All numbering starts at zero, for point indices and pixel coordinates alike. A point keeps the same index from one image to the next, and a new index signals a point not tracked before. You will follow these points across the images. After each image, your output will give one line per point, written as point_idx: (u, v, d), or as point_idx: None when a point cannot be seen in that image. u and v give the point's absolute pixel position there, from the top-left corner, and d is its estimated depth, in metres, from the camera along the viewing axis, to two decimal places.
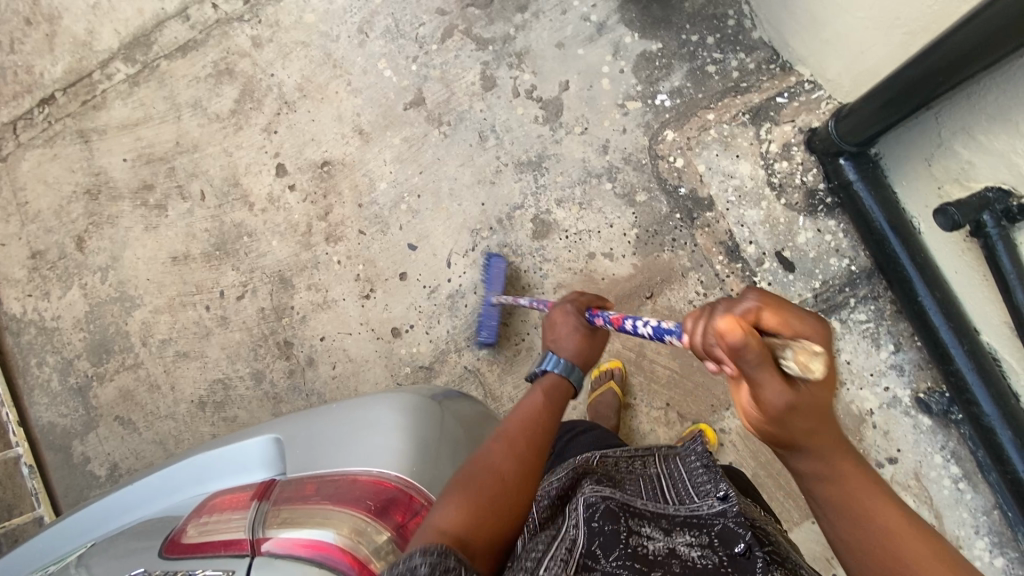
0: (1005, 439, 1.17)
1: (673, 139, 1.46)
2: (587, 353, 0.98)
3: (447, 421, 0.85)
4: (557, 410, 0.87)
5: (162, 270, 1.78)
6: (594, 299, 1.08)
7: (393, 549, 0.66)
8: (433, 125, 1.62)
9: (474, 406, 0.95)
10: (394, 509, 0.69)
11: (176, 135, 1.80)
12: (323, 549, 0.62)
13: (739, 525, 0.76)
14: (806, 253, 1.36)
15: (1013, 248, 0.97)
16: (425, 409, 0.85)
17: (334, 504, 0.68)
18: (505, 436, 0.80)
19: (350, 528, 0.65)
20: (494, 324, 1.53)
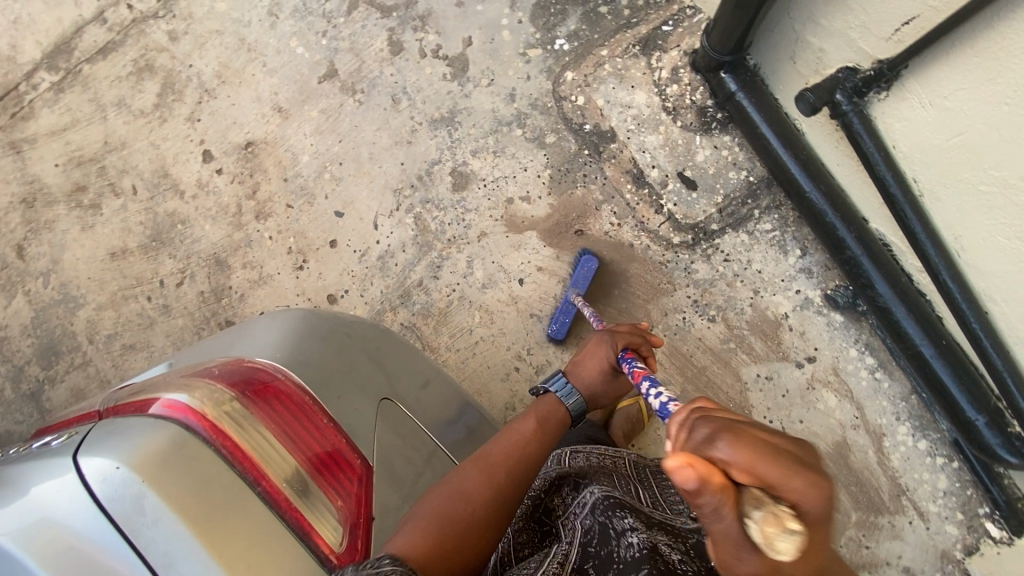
0: (901, 315, 1.22)
1: (572, 80, 1.53)
2: (598, 388, 1.06)
3: (333, 332, 0.91)
4: (547, 442, 0.96)
5: (102, 268, 1.79)
6: (639, 339, 1.08)
7: (247, 416, 0.69)
8: (347, 95, 1.68)
9: (372, 326, 1.02)
10: (253, 384, 0.73)
11: (104, 135, 1.82)
12: (171, 407, 0.65)
13: (717, 538, 0.78)
14: (705, 169, 1.44)
15: (866, 120, 1.05)
16: (314, 322, 0.91)
17: (186, 377, 0.72)
18: (482, 459, 0.87)
19: (203, 392, 0.68)
20: (566, 321, 1.48)
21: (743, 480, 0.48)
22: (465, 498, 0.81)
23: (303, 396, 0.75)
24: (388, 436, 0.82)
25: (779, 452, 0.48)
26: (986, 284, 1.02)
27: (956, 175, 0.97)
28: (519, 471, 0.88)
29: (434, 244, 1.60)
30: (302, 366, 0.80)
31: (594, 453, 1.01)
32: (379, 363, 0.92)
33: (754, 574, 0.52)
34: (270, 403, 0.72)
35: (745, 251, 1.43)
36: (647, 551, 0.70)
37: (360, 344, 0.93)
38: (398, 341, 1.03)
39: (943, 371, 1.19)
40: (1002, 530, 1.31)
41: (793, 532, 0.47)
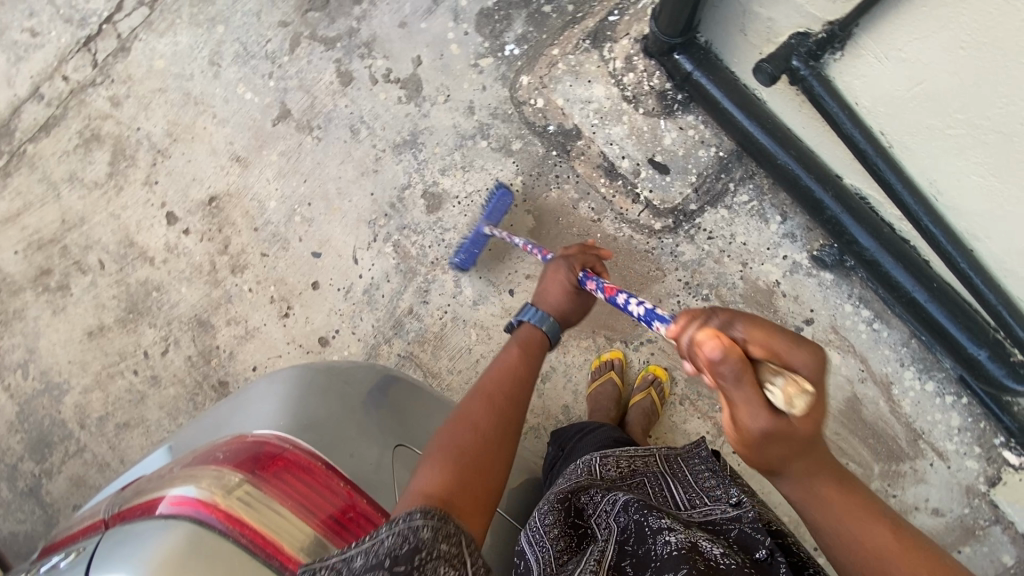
0: (889, 265, 1.23)
1: (529, 83, 1.52)
2: (568, 309, 1.06)
3: (334, 385, 0.88)
4: (534, 362, 0.98)
5: (81, 349, 1.73)
6: (592, 258, 1.10)
7: (258, 494, 0.66)
8: (305, 133, 1.65)
9: (371, 368, 0.99)
10: (260, 460, 0.70)
11: (60, 213, 1.76)
12: (181, 503, 0.63)
13: (758, 532, 0.78)
14: (675, 152, 1.44)
15: (826, 82, 1.05)
16: (312, 378, 0.88)
17: (190, 467, 0.69)
18: (485, 393, 0.89)
19: (210, 480, 0.66)
20: (475, 251, 1.49)
21: (759, 354, 0.60)
22: (472, 425, 0.82)
23: (316, 461, 0.73)
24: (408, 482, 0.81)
25: (784, 331, 0.60)
26: (968, 224, 1.04)
27: (922, 123, 0.97)
28: (515, 393, 0.90)
29: (418, 269, 1.58)
30: (307, 429, 0.78)
31: (622, 457, 0.97)
32: (386, 407, 0.90)
33: (768, 440, 0.62)
34: (281, 476, 0.69)
35: (727, 226, 1.43)
36: (684, 550, 0.73)
37: (362, 391, 0.91)
38: (402, 378, 1.01)
39: (939, 313, 1.20)
40: (1021, 457, 1.33)
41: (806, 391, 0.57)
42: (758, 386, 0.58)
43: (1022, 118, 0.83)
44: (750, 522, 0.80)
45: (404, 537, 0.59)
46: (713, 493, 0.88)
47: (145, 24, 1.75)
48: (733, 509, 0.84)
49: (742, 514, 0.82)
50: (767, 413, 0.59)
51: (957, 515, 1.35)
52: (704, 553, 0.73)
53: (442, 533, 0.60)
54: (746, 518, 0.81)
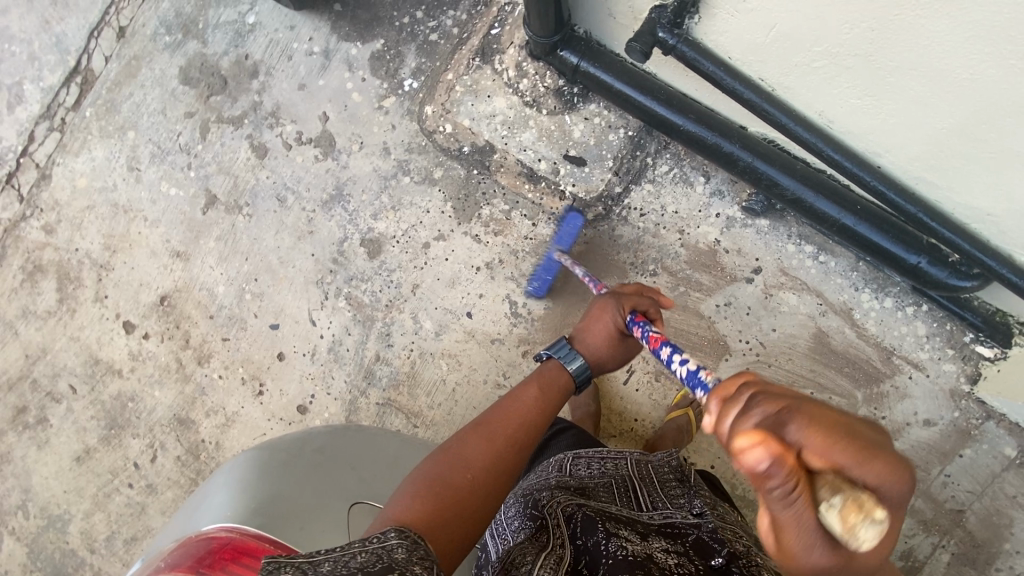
0: (813, 199, 1.24)
1: (433, 112, 1.55)
2: (605, 355, 1.08)
3: (299, 466, 0.90)
4: (551, 398, 1.02)
5: (73, 476, 1.74)
6: (645, 300, 1.07)
7: None
8: (235, 214, 1.67)
9: (339, 435, 1.01)
10: (207, 558, 0.71)
11: (22, 349, 1.77)
12: None
13: (714, 539, 0.86)
14: (587, 142, 1.47)
15: (693, 44, 1.07)
16: (281, 451, 0.92)
17: None
18: (486, 425, 0.95)
19: None
20: (548, 277, 1.47)
21: (814, 464, 0.48)
22: (466, 458, 0.89)
23: (260, 544, 0.73)
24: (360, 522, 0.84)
25: (845, 430, 0.50)
26: (867, 143, 1.05)
27: (790, 63, 0.99)
28: (517, 434, 0.96)
29: (375, 316, 1.59)
30: (259, 514, 0.79)
31: (595, 459, 1.05)
32: (352, 468, 0.93)
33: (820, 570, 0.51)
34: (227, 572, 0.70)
35: (655, 200, 1.45)
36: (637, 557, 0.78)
37: (331, 456, 0.94)
38: (376, 436, 1.04)
39: (871, 232, 1.21)
40: (994, 348, 1.33)
41: (878, 522, 0.44)
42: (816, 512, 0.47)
43: (868, 40, 0.85)
44: (709, 531, 0.89)
45: (377, 556, 0.61)
46: (678, 501, 0.97)
47: (60, 148, 1.77)
48: (694, 517, 0.93)
49: (703, 522, 0.91)
50: (822, 540, 0.48)
51: (948, 421, 1.35)
52: (660, 562, 0.79)
53: (416, 555, 0.63)
54: (705, 526, 0.90)
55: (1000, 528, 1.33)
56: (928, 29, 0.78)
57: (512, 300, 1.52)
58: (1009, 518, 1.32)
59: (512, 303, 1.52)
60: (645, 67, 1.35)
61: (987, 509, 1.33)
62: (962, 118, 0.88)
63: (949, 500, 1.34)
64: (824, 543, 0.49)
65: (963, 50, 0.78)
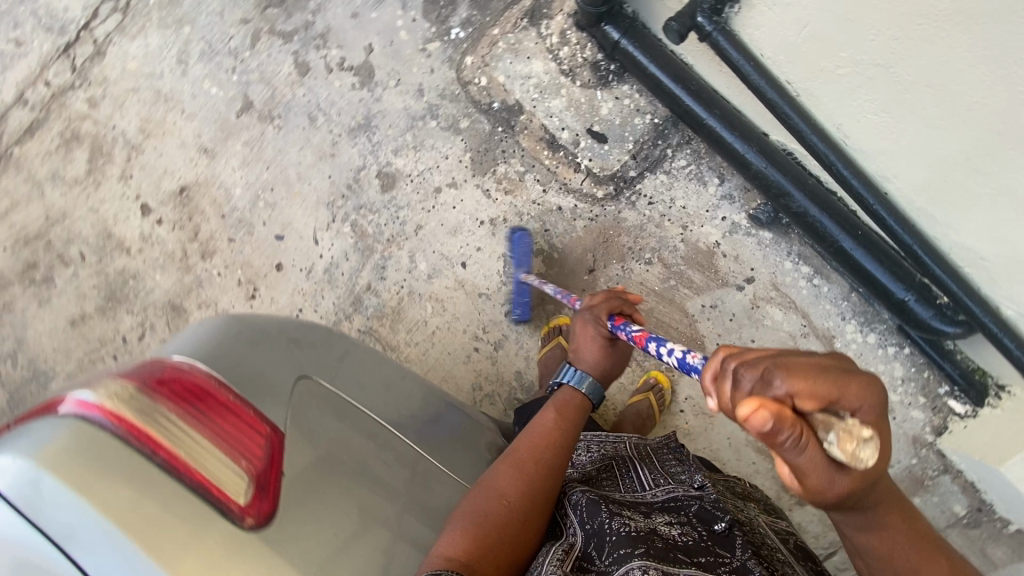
0: (816, 215, 1.25)
1: (472, 63, 1.58)
2: (607, 362, 1.09)
3: (272, 339, 0.85)
4: (570, 423, 1.02)
5: (64, 337, 1.82)
6: (618, 301, 1.09)
7: (156, 405, 0.67)
8: (266, 123, 1.73)
9: (324, 332, 0.95)
10: (164, 377, 0.70)
11: (44, 209, 1.85)
12: (84, 406, 0.63)
13: (715, 507, 0.88)
14: (612, 121, 1.49)
15: (729, 34, 1.10)
16: (254, 327, 0.85)
17: (103, 375, 0.71)
18: (517, 460, 0.93)
19: (113, 387, 0.66)
20: (525, 301, 1.52)
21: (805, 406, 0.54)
22: (499, 496, 0.87)
23: (212, 384, 0.72)
24: (318, 418, 0.79)
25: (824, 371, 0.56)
26: (877, 166, 1.07)
27: (816, 66, 1.02)
28: (546, 471, 0.93)
29: (375, 247, 1.64)
30: (220, 361, 0.77)
31: (593, 442, 1.09)
32: (327, 366, 0.87)
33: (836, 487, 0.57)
34: (183, 395, 0.69)
35: (667, 191, 1.47)
36: (642, 533, 0.80)
37: (311, 349, 0.88)
38: (356, 346, 0.98)
39: (864, 259, 1.21)
40: (966, 405, 1.33)
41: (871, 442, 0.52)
42: (818, 447, 0.53)
43: (891, 48, 0.88)
44: (711, 500, 0.90)
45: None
46: (678, 476, 0.98)
47: (119, 29, 1.85)
48: (695, 488, 0.94)
49: (704, 492, 0.92)
50: (833, 470, 0.54)
51: (904, 466, 1.35)
52: (663, 535, 0.81)
53: None
54: (708, 497, 0.91)
55: None
56: (944, 43, 0.81)
57: (507, 259, 1.55)
58: None
59: (506, 262, 1.56)
60: (676, 49, 1.38)
61: None
62: (966, 147, 0.89)
63: None
64: (837, 469, 0.55)
65: (976, 73, 0.80)
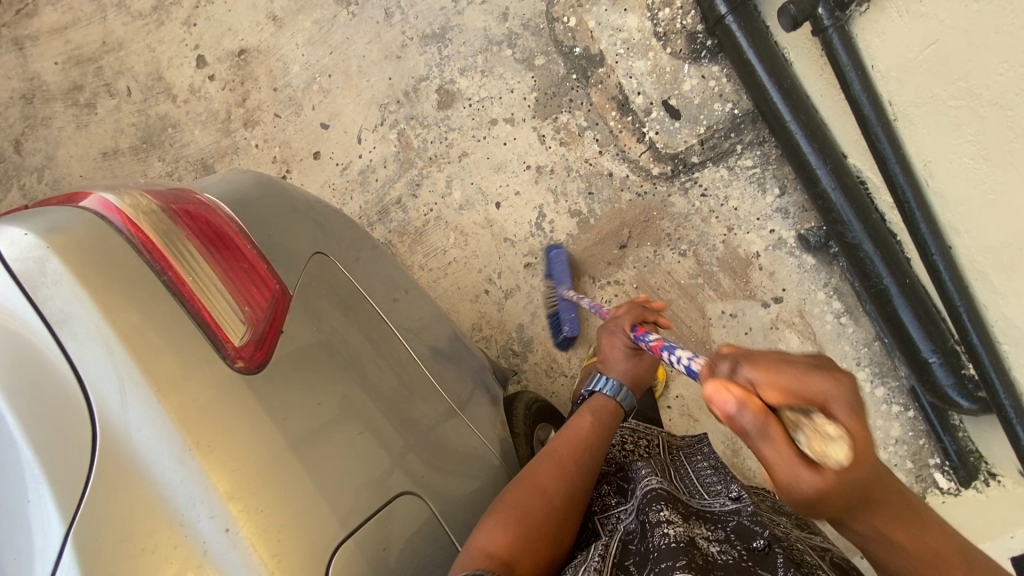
0: (868, 251, 1.19)
1: (566, 0, 1.50)
2: (634, 372, 1.06)
3: (300, 210, 0.84)
4: (604, 429, 1.00)
5: (93, 166, 1.82)
6: (640, 310, 1.10)
7: (168, 224, 0.66)
8: (342, 6, 1.66)
9: (348, 224, 0.93)
10: (187, 205, 0.69)
11: (102, 35, 1.82)
12: (104, 206, 0.63)
13: (755, 524, 0.84)
14: (690, 99, 1.42)
15: (846, 38, 1.04)
16: (286, 198, 0.83)
17: (131, 187, 0.70)
18: (556, 457, 0.93)
19: (137, 201, 0.66)
20: (573, 318, 1.45)
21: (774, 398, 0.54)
22: (538, 490, 0.87)
23: (231, 226, 0.71)
24: (324, 302, 0.78)
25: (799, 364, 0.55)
26: (952, 215, 1.01)
27: (927, 92, 0.97)
28: (583, 473, 0.93)
29: (415, 162, 1.60)
30: (242, 211, 0.75)
31: (626, 436, 1.07)
32: (344, 259, 0.86)
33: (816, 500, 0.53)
34: (200, 227, 0.68)
35: (723, 187, 1.42)
36: (683, 544, 0.76)
37: (333, 239, 0.86)
38: (374, 247, 0.97)
39: (901, 307, 1.17)
40: (951, 481, 1.31)
41: (840, 440, 0.50)
42: (786, 442, 0.52)
43: (1014, 88, 0.81)
44: (749, 515, 0.86)
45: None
46: (713, 490, 0.95)
47: None
48: (733, 503, 0.90)
49: (741, 506, 0.88)
50: (805, 472, 0.51)
51: None
52: (703, 548, 0.78)
53: None
54: (745, 511, 0.87)
55: None
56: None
57: (543, 211, 1.51)
58: None
59: (540, 214, 1.52)
60: (780, 40, 1.30)
61: None
62: None
63: None
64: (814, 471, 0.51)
65: None
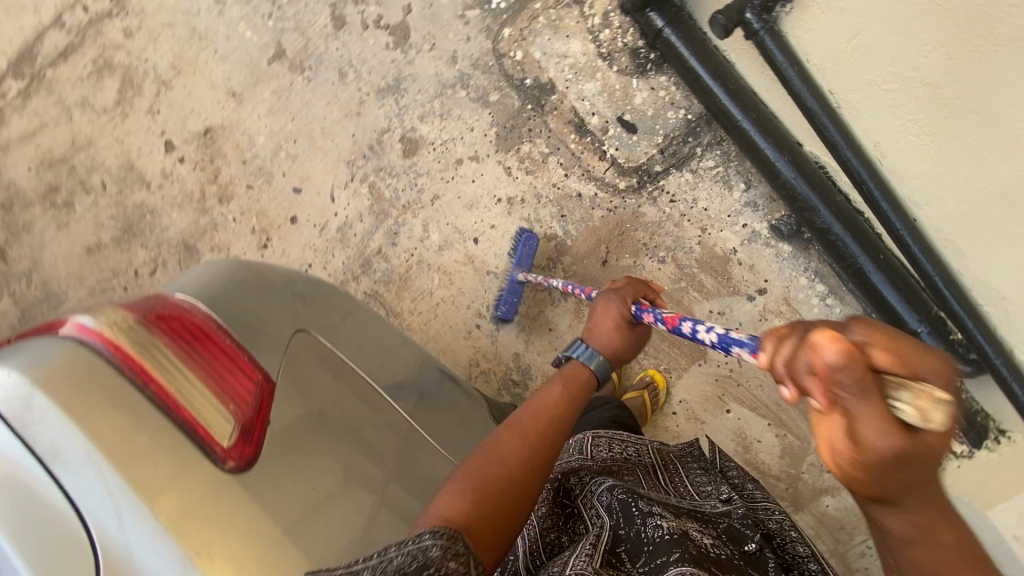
0: (839, 234, 1.21)
1: (509, 36, 1.55)
2: (621, 345, 1.04)
3: (280, 288, 0.86)
4: (575, 399, 0.96)
5: (79, 264, 1.85)
6: (643, 288, 1.09)
7: (142, 333, 0.67)
8: (296, 73, 1.71)
9: (330, 291, 0.95)
10: (161, 310, 0.71)
11: (71, 135, 1.87)
12: (81, 329, 0.65)
13: (746, 527, 0.85)
14: (644, 112, 1.46)
15: (777, 36, 1.07)
16: (261, 277, 0.85)
17: (108, 303, 0.73)
18: (520, 426, 0.89)
19: (111, 317, 0.67)
20: (513, 300, 1.49)
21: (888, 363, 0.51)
22: (499, 458, 0.83)
23: (207, 321, 0.73)
24: (315, 373, 0.80)
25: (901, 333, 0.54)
26: (910, 190, 1.04)
27: (863, 78, 0.99)
28: (551, 439, 0.89)
29: (389, 212, 1.63)
30: (220, 302, 0.77)
31: (615, 441, 1.02)
32: (329, 325, 0.87)
33: (892, 463, 0.53)
34: (174, 330, 0.70)
35: (690, 190, 1.44)
36: (676, 535, 0.77)
37: (315, 307, 0.88)
38: (357, 307, 0.99)
39: (883, 285, 1.18)
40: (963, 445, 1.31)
41: (943, 404, 0.48)
42: (883, 402, 0.50)
43: (946, 67, 0.85)
44: (740, 518, 0.87)
45: (413, 556, 0.63)
46: (703, 493, 0.96)
47: None
48: (723, 506, 0.92)
49: (732, 510, 0.90)
50: (893, 432, 0.50)
51: None
52: (696, 540, 0.78)
53: (451, 553, 0.64)
54: (736, 515, 0.89)
55: None
56: (996, 70, 0.79)
57: (520, 240, 1.54)
58: None
59: (518, 243, 1.54)
60: (718, 44, 1.35)
61: None
62: (1007, 180, 0.87)
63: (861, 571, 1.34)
64: (906, 431, 0.50)
65: None
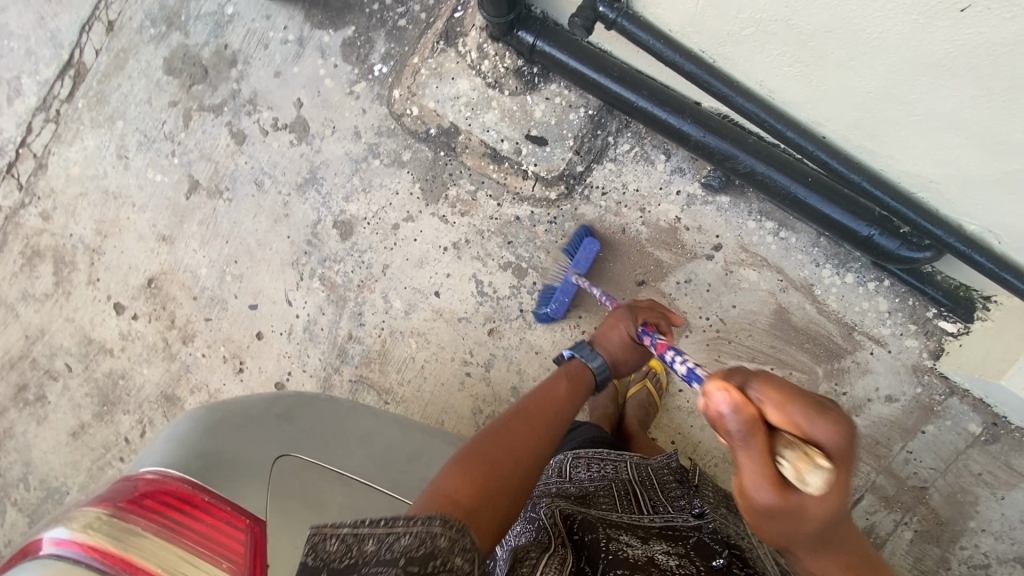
0: (764, 171, 1.20)
1: (400, 96, 1.60)
2: (619, 361, 1.05)
3: (261, 420, 0.92)
4: (578, 398, 0.99)
5: (69, 451, 1.81)
6: (660, 314, 1.08)
7: (121, 527, 0.66)
8: (216, 198, 1.73)
9: (313, 401, 1.02)
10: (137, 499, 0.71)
11: (22, 330, 1.85)
12: (57, 544, 0.62)
13: (714, 541, 0.84)
14: (548, 121, 1.51)
15: (633, 19, 1.11)
16: (235, 419, 0.91)
17: (76, 509, 0.70)
18: (525, 413, 0.91)
19: (86, 521, 0.65)
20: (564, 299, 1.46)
21: (773, 422, 0.56)
22: (499, 444, 0.84)
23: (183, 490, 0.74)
24: (316, 485, 0.85)
25: (805, 394, 0.57)
26: (809, 111, 1.07)
27: (722, 33, 1.03)
28: (551, 425, 0.92)
29: (347, 296, 1.63)
30: (203, 459, 0.82)
31: (593, 461, 1.06)
32: (315, 433, 0.93)
33: (771, 515, 0.59)
34: (153, 515, 0.69)
35: (617, 178, 1.47)
36: (638, 561, 0.77)
37: (300, 425, 0.94)
38: (343, 406, 1.04)
39: (821, 204, 1.16)
40: (956, 323, 1.32)
41: (822, 472, 0.53)
42: (769, 462, 0.55)
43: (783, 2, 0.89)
44: (709, 533, 0.87)
45: (421, 541, 0.62)
46: (678, 505, 0.96)
47: (54, 138, 1.86)
48: (695, 519, 0.91)
49: (704, 524, 0.89)
50: (772, 489, 0.55)
51: (909, 397, 1.34)
52: (660, 563, 0.78)
53: (458, 547, 0.63)
54: (706, 529, 0.88)
55: (965, 505, 1.31)
56: None
57: (478, 279, 1.55)
58: (973, 496, 1.31)
59: (477, 283, 1.55)
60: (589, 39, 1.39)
61: (950, 487, 1.32)
62: (883, 81, 0.91)
63: (911, 477, 1.33)
64: (781, 492, 0.56)
65: (871, 14, 0.82)
